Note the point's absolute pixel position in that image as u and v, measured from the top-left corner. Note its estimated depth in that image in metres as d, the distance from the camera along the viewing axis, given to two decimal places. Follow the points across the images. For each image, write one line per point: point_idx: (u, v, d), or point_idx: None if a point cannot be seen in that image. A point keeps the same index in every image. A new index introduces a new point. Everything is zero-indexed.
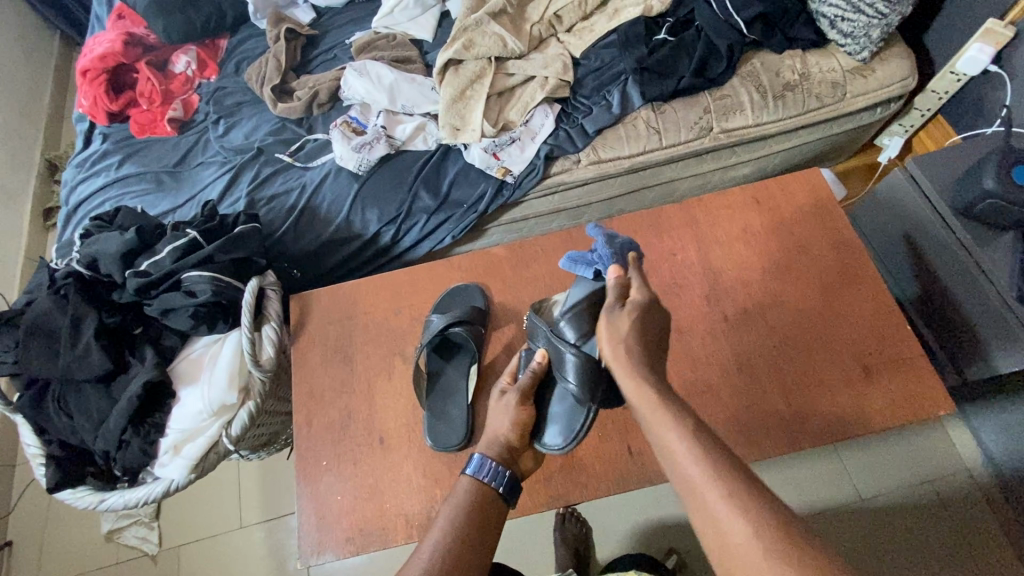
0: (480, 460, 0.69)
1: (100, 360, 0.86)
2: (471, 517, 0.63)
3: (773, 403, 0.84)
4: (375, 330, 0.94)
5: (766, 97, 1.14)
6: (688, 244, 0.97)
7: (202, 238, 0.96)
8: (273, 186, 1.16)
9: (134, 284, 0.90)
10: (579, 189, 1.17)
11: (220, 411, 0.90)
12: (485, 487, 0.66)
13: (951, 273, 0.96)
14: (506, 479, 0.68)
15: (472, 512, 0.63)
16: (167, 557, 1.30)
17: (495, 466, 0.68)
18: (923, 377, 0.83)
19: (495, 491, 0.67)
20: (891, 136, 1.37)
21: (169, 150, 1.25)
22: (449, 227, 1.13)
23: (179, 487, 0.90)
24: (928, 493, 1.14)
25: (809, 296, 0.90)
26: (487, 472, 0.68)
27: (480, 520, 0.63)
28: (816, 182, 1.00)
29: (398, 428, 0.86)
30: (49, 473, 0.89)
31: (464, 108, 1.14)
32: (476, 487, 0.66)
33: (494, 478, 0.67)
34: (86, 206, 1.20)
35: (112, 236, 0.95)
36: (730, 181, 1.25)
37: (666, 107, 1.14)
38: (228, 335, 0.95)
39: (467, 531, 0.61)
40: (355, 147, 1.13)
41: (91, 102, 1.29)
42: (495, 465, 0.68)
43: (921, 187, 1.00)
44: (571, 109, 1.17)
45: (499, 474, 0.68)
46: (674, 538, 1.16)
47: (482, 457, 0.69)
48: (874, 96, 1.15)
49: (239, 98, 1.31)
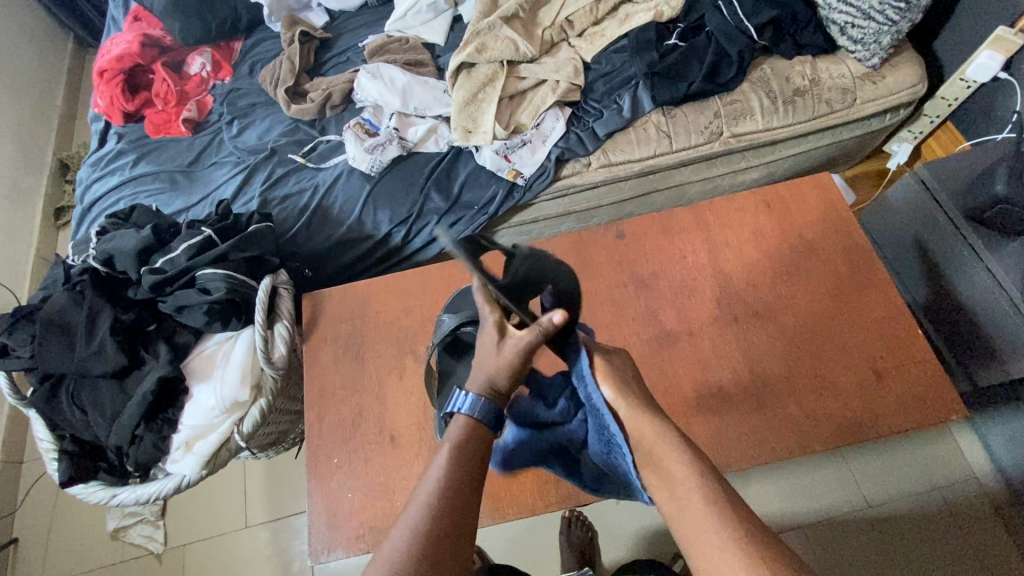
0: (474, 398, 0.59)
1: (114, 356, 0.87)
2: (463, 473, 0.56)
3: (784, 406, 0.84)
4: (386, 329, 0.95)
5: (776, 103, 1.14)
6: (699, 247, 0.97)
7: (216, 237, 0.97)
8: (286, 186, 1.17)
9: (149, 281, 0.91)
10: (589, 191, 1.18)
11: (232, 408, 0.91)
12: (476, 427, 0.59)
13: (962, 279, 0.96)
14: (500, 419, 0.60)
15: (463, 457, 0.57)
16: (173, 556, 1.31)
17: (489, 405, 0.59)
18: (935, 381, 0.83)
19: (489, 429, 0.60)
20: (900, 142, 1.36)
21: (183, 150, 1.27)
22: (460, 229, 1.14)
23: (190, 483, 0.90)
24: (938, 500, 1.13)
25: (820, 300, 0.90)
26: (481, 411, 0.59)
27: (473, 475, 0.56)
28: (827, 187, 1.00)
29: (409, 427, 0.86)
30: (61, 468, 0.89)
31: (476, 112, 1.15)
32: (469, 429, 0.58)
33: (491, 419, 0.59)
34: (101, 204, 1.22)
35: (128, 233, 0.96)
36: (739, 186, 1.25)
37: (676, 112, 1.15)
38: (241, 332, 0.95)
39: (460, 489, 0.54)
40: (368, 149, 1.14)
41: (107, 102, 1.31)
42: (491, 405, 0.59)
43: (931, 193, 1.00)
44: (581, 113, 1.17)
45: (497, 416, 0.60)
46: (682, 542, 1.16)
47: (477, 395, 0.59)
48: (884, 102, 1.16)
49: (253, 100, 1.32)
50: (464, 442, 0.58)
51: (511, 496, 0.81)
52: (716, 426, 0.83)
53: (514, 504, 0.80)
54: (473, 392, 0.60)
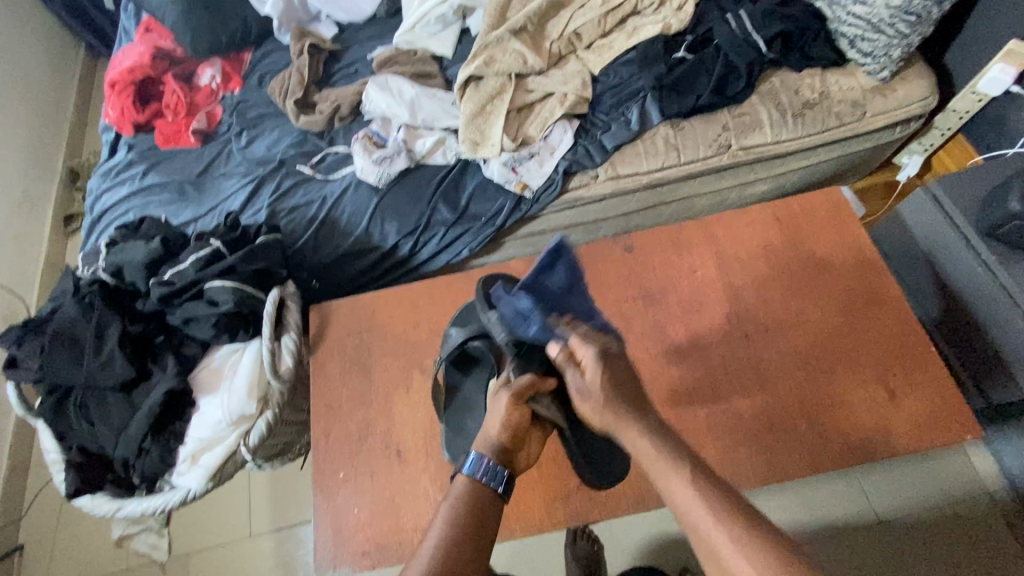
0: (478, 458, 0.65)
1: (123, 368, 0.87)
2: (468, 527, 0.59)
3: (794, 424, 0.83)
4: (392, 342, 0.94)
5: (785, 115, 1.14)
6: (708, 260, 0.96)
7: (225, 249, 0.97)
8: (294, 198, 1.17)
9: (159, 293, 0.91)
10: (597, 204, 1.18)
11: (238, 421, 0.91)
12: (479, 486, 0.63)
13: (974, 296, 0.95)
14: (504, 480, 0.64)
15: (467, 512, 0.61)
16: (176, 566, 1.30)
17: (493, 466, 0.64)
18: (949, 402, 0.82)
19: (494, 491, 0.64)
20: (910, 154, 1.35)
21: (192, 160, 1.27)
22: (467, 240, 1.14)
23: (196, 496, 0.89)
24: (948, 516, 1.12)
25: (831, 317, 0.89)
26: (484, 472, 0.64)
27: (480, 521, 0.60)
28: (837, 202, 0.99)
29: (415, 443, 0.86)
30: (68, 479, 0.90)
31: (484, 124, 1.15)
32: (473, 488, 0.63)
33: (493, 478, 0.64)
34: (111, 214, 1.22)
35: (138, 245, 0.97)
36: (748, 199, 1.25)
37: (684, 124, 1.15)
38: (248, 345, 0.95)
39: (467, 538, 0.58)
40: (376, 161, 1.15)
41: (119, 113, 1.32)
42: (494, 465, 0.64)
43: (941, 207, 1.00)
44: (589, 125, 1.17)
45: (497, 473, 0.64)
46: (688, 557, 1.14)
47: (478, 456, 0.65)
48: (894, 115, 1.15)
49: (261, 111, 1.33)
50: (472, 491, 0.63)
51: (516, 514, 0.80)
52: (726, 441, 0.82)
53: (521, 520, 0.79)
54: (475, 451, 0.66)
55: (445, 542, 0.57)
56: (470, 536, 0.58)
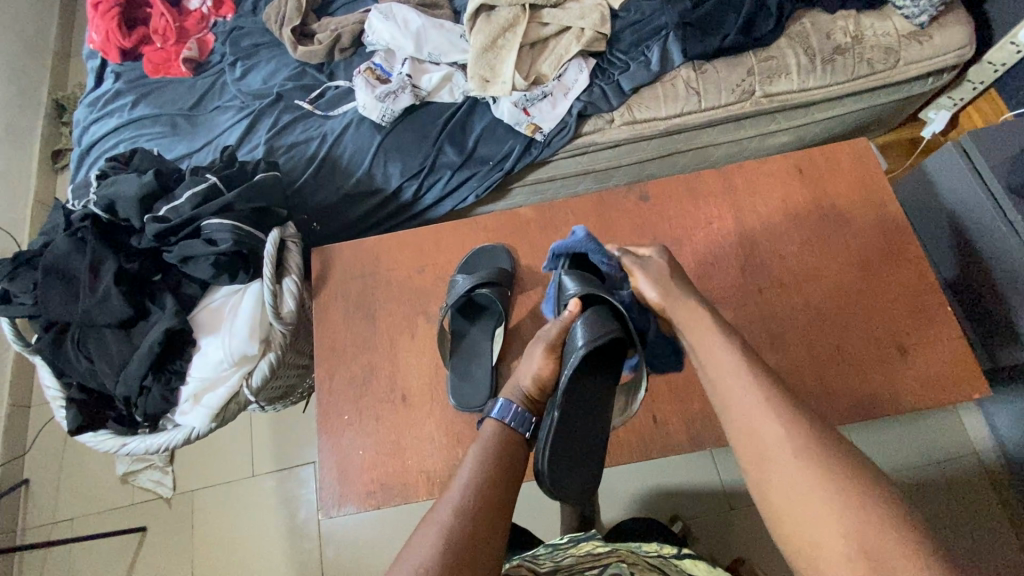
0: (506, 405, 0.69)
1: (120, 306, 0.85)
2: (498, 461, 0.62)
3: (802, 379, 0.82)
4: (397, 288, 0.92)
5: (815, 61, 1.07)
6: (725, 211, 0.93)
7: (222, 185, 0.93)
8: (292, 134, 1.12)
9: (154, 230, 0.87)
10: (610, 150, 1.12)
11: (241, 361, 0.89)
12: (508, 431, 0.67)
13: (995, 257, 0.92)
14: (532, 426, 0.68)
15: (496, 450, 0.64)
16: (181, 502, 1.33)
17: (521, 413, 0.68)
18: (960, 360, 0.81)
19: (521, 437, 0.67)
20: (938, 109, 1.30)
21: (184, 92, 1.20)
22: (473, 185, 1.09)
23: (200, 435, 0.90)
24: (936, 475, 1.14)
25: (848, 273, 0.87)
26: (512, 416, 0.68)
27: (508, 453, 0.64)
28: (862, 154, 0.95)
29: (420, 387, 0.85)
30: (70, 415, 0.89)
31: (495, 59, 1.08)
32: (500, 432, 0.66)
33: (520, 425, 0.67)
34: (99, 147, 1.16)
35: (129, 178, 0.92)
36: (766, 150, 1.18)
37: (706, 67, 1.09)
38: (249, 286, 0.93)
39: (494, 487, 0.59)
40: (379, 96, 1.08)
41: (103, 37, 1.24)
42: (521, 412, 0.68)
43: (971, 162, 0.95)
44: (606, 65, 1.11)
45: (527, 420, 0.68)
46: (681, 504, 1.17)
47: (506, 403, 0.69)
48: (929, 64, 1.08)
49: (256, 40, 1.25)
50: (497, 436, 0.66)
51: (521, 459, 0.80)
52: None
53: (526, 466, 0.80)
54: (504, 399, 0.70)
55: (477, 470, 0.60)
56: (496, 481, 0.59)
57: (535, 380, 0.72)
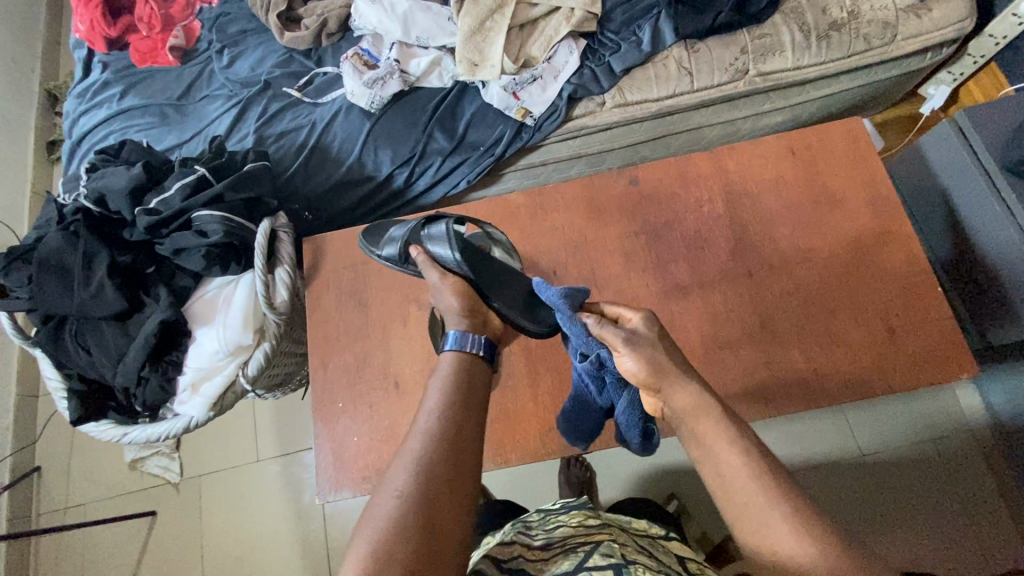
0: (460, 335, 0.67)
1: (115, 299, 0.86)
2: (463, 391, 0.61)
3: (791, 362, 0.83)
4: (388, 277, 0.92)
5: (809, 37, 1.06)
6: (716, 194, 0.92)
7: (211, 176, 0.93)
8: (282, 122, 1.11)
9: (145, 222, 0.88)
10: (603, 133, 1.11)
11: (236, 351, 0.90)
12: (469, 356, 0.66)
13: (988, 236, 0.92)
14: (485, 345, 0.68)
15: (458, 378, 0.63)
16: (188, 487, 1.36)
17: (475, 337, 0.68)
18: (949, 340, 0.81)
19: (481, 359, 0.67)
20: (938, 85, 1.28)
21: (171, 81, 1.19)
22: (465, 171, 1.09)
23: (199, 424, 0.91)
24: (930, 451, 1.15)
25: (839, 254, 0.87)
26: (471, 344, 0.67)
27: (472, 379, 0.64)
28: (855, 134, 0.93)
29: (412, 375, 0.86)
30: (71, 406, 0.91)
31: (483, 42, 1.06)
32: (460, 358, 0.65)
33: (476, 347, 0.67)
34: (89, 139, 1.16)
35: (119, 171, 0.92)
36: (761, 131, 1.16)
37: (699, 46, 1.07)
38: (241, 277, 0.93)
39: (459, 413, 0.58)
40: (366, 82, 1.07)
41: (88, 27, 1.22)
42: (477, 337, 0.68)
43: (966, 139, 0.93)
44: (597, 45, 1.09)
45: (481, 343, 0.68)
46: (677, 484, 1.19)
47: (456, 332, 0.67)
48: (927, 39, 1.06)
49: (243, 26, 1.23)
50: (458, 388, 0.61)
51: (512, 443, 0.82)
52: (720, 377, 0.83)
53: (518, 450, 0.81)
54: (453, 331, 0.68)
55: (444, 402, 0.59)
56: (463, 409, 0.59)
57: (472, 322, 0.67)
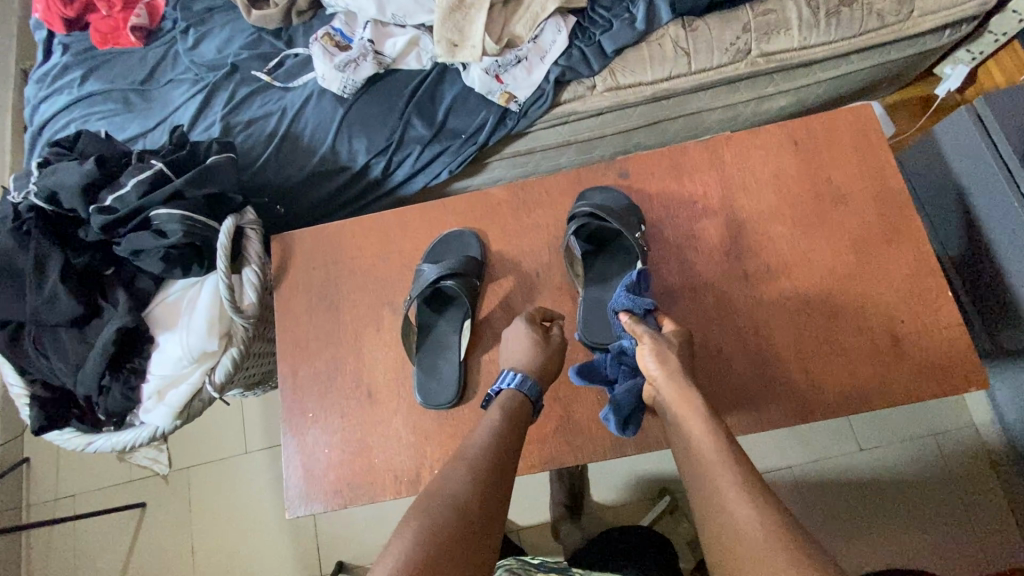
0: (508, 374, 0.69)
1: (69, 305, 0.82)
2: (510, 432, 0.61)
3: (787, 370, 0.78)
4: (361, 278, 0.87)
5: (818, 14, 0.97)
6: (711, 189, 0.86)
7: (169, 171, 0.87)
8: (250, 109, 1.04)
9: (99, 222, 0.82)
10: (592, 119, 1.03)
11: (202, 357, 0.86)
12: (516, 397, 0.66)
13: (1004, 232, 0.85)
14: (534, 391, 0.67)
15: (503, 418, 0.63)
16: (172, 484, 1.34)
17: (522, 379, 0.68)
18: (958, 348, 0.76)
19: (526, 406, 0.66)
20: (955, 64, 1.18)
21: (135, 64, 1.12)
22: (445, 161, 1.02)
23: (165, 433, 0.88)
24: (931, 451, 1.12)
25: (842, 255, 0.81)
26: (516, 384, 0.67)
27: (518, 424, 0.63)
28: (864, 122, 0.86)
29: (386, 383, 0.82)
30: (32, 414, 0.87)
31: (463, 20, 0.99)
32: (508, 399, 0.65)
33: (526, 391, 0.67)
34: (50, 128, 1.10)
35: (70, 165, 0.86)
36: (763, 116, 1.08)
37: (697, 24, 0.99)
38: (206, 279, 0.88)
39: (501, 448, 0.58)
40: (338, 65, 1.00)
41: (44, 5, 1.14)
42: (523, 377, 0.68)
43: (983, 128, 0.86)
44: (587, 23, 1.01)
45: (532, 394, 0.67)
46: (668, 484, 1.16)
47: (511, 372, 0.69)
48: (944, 16, 0.98)
49: (209, 4, 1.15)
50: (503, 425, 0.61)
51: None
52: (711, 386, 0.78)
53: None
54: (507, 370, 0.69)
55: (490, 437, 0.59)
56: (508, 447, 0.58)
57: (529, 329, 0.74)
